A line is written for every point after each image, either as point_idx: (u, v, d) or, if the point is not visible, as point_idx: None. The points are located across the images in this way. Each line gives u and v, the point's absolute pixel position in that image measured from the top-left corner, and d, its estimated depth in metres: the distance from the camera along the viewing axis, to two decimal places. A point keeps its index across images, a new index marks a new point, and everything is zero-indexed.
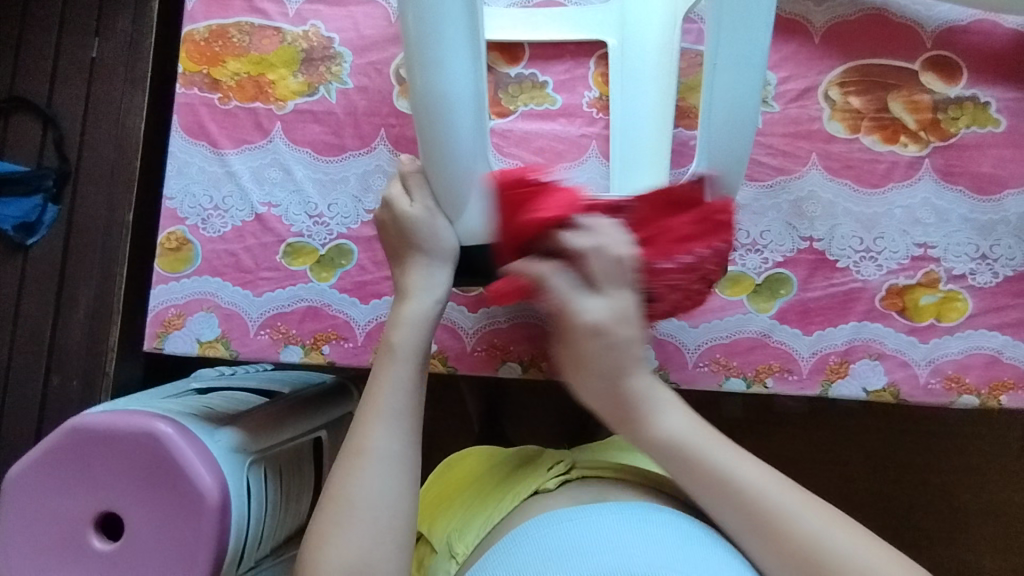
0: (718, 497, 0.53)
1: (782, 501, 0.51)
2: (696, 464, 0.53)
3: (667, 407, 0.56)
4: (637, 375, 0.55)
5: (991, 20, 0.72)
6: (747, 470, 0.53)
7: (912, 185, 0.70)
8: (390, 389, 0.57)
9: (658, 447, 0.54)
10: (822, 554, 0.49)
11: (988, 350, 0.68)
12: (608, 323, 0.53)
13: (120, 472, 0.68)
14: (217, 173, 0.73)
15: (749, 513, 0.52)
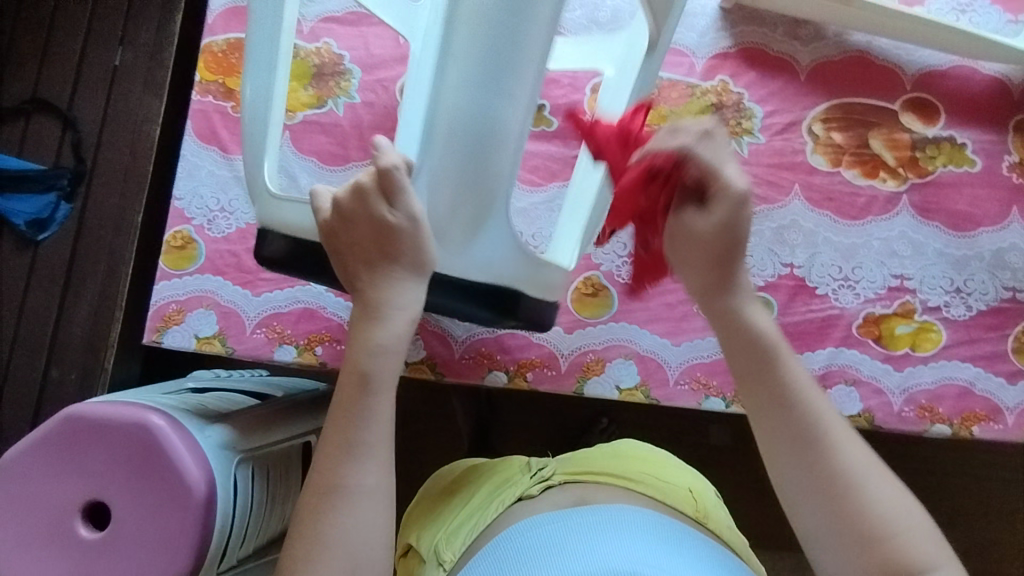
0: (779, 407, 0.48)
1: (838, 433, 0.47)
2: (771, 364, 0.49)
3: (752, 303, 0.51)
4: (743, 271, 0.50)
5: (969, 67, 0.76)
6: (814, 394, 0.48)
7: (891, 219, 0.73)
8: (358, 421, 0.52)
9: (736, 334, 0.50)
10: (857, 494, 0.46)
11: (960, 381, 0.70)
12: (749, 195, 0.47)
13: (111, 462, 0.70)
14: (226, 177, 0.76)
15: (802, 432, 0.47)
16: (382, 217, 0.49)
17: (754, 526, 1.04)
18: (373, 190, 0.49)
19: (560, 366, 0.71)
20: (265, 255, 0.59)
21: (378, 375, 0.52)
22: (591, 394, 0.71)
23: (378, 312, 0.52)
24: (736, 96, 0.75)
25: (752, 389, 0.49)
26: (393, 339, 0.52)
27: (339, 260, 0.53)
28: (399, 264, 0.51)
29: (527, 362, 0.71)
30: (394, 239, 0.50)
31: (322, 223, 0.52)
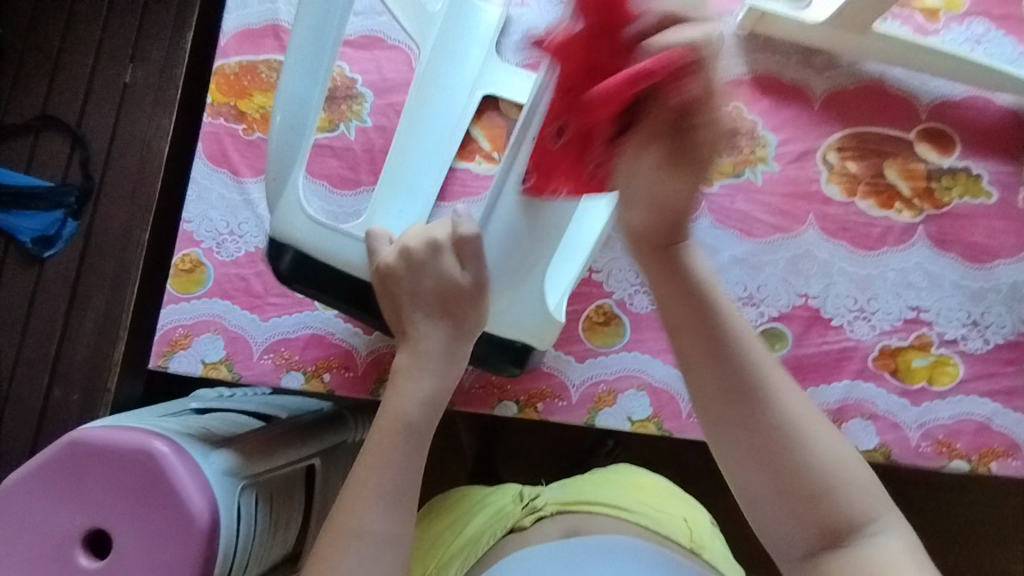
0: (719, 358, 0.47)
1: (776, 385, 0.47)
2: (710, 311, 0.48)
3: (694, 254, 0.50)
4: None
5: (984, 97, 0.75)
6: (754, 344, 0.47)
7: (906, 250, 0.72)
8: (384, 466, 0.52)
9: (678, 288, 0.48)
10: (796, 443, 0.45)
11: (978, 416, 0.69)
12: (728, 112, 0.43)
13: (113, 490, 0.69)
14: (235, 201, 0.76)
15: (741, 383, 0.46)
16: (451, 273, 0.54)
17: (763, 556, 1.03)
18: (447, 248, 0.54)
19: (571, 397, 0.70)
20: (281, 272, 0.62)
21: (414, 425, 0.54)
22: (603, 425, 0.70)
23: (427, 364, 0.54)
24: (750, 123, 0.74)
25: (689, 339, 0.48)
26: (435, 388, 0.54)
27: (392, 306, 0.56)
28: (455, 320, 0.55)
29: (538, 392, 0.70)
30: (459, 296, 0.54)
31: (384, 269, 0.55)
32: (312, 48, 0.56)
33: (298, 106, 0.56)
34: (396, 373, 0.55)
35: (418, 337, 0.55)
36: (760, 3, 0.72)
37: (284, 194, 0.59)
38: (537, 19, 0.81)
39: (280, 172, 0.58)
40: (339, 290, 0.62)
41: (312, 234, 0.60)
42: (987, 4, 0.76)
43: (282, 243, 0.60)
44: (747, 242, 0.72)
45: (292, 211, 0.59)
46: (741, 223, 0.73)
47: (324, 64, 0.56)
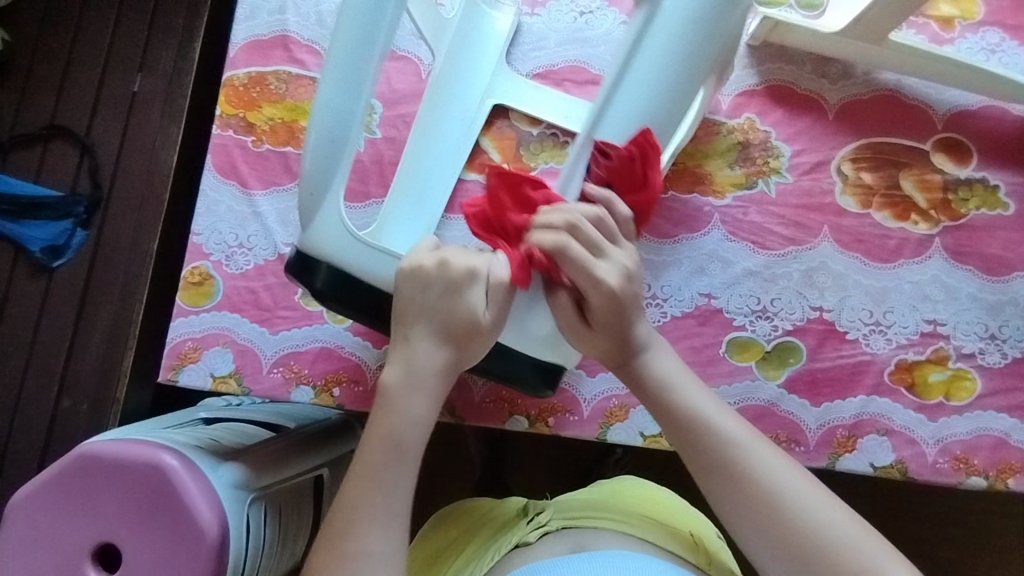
0: (696, 444, 0.54)
1: (755, 455, 0.52)
2: (677, 400, 0.55)
3: (660, 350, 0.58)
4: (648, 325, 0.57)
5: (1001, 107, 0.74)
6: (729, 425, 0.54)
7: (922, 262, 0.71)
8: (379, 490, 0.52)
9: (650, 386, 0.56)
10: (784, 507, 0.50)
11: (996, 432, 0.68)
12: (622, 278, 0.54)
13: (124, 504, 0.69)
14: (244, 213, 0.76)
15: (720, 464, 0.53)
16: (476, 310, 0.54)
17: None
18: (482, 282, 0.54)
19: (583, 411, 0.70)
20: (315, 289, 0.60)
21: (406, 446, 0.54)
22: (614, 440, 0.69)
23: (420, 385, 0.55)
24: (762, 134, 0.73)
25: (669, 424, 0.55)
26: (426, 410, 0.55)
27: (405, 314, 0.55)
28: (457, 350, 0.55)
29: (549, 407, 0.70)
30: (473, 333, 0.54)
31: (416, 278, 0.54)
32: (352, 62, 0.58)
33: (339, 118, 0.58)
34: (387, 386, 0.55)
35: (416, 352, 0.55)
36: (773, 14, 0.71)
37: (320, 208, 0.59)
38: (547, 30, 0.79)
39: (317, 186, 0.59)
40: (370, 310, 0.60)
41: (346, 248, 0.59)
42: (1003, 12, 0.75)
43: (314, 258, 0.59)
44: (761, 255, 0.71)
45: (328, 224, 0.59)
46: (754, 235, 0.72)
47: (364, 78, 0.59)
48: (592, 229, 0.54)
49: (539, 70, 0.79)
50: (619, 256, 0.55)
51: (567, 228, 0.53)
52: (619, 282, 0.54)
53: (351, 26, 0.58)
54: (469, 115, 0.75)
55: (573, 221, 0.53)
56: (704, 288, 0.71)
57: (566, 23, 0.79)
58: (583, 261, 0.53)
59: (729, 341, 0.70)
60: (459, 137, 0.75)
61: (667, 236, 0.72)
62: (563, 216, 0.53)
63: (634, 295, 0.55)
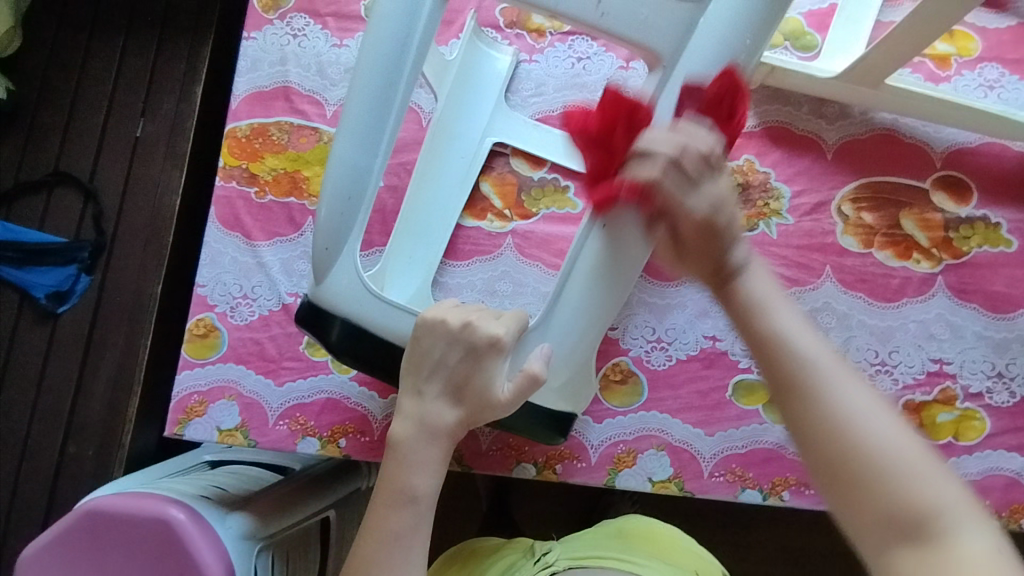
0: (763, 357, 0.43)
1: (836, 377, 0.41)
2: (759, 311, 0.45)
3: (757, 272, 0.47)
4: (740, 246, 0.47)
5: (1000, 144, 0.74)
6: (809, 341, 0.43)
7: (926, 301, 0.71)
8: (392, 544, 0.53)
9: (735, 304, 0.46)
10: (853, 435, 0.39)
11: (1008, 471, 0.67)
12: (715, 213, 0.46)
13: (131, 558, 0.68)
14: (249, 264, 0.76)
15: (789, 379, 0.42)
16: (494, 377, 0.55)
17: None
18: (504, 352, 0.55)
19: (590, 458, 0.69)
20: (330, 342, 0.59)
21: (419, 497, 0.54)
22: (623, 487, 0.69)
23: (430, 441, 0.55)
24: (762, 175, 0.74)
25: (751, 335, 0.44)
26: (437, 464, 0.55)
27: (420, 368, 0.55)
28: (471, 411, 0.55)
29: (557, 455, 0.69)
30: (487, 401, 0.55)
31: (437, 334, 0.54)
32: (369, 119, 0.56)
33: (353, 178, 0.56)
34: (398, 439, 0.55)
35: (428, 407, 0.55)
36: (769, 58, 0.72)
37: (335, 263, 0.58)
38: (546, 75, 0.80)
39: (332, 243, 0.57)
40: (384, 364, 0.59)
41: (360, 303, 0.58)
42: (1000, 49, 0.76)
43: (327, 312, 0.58)
44: None
45: (342, 283, 0.58)
46: None
47: (380, 139, 0.57)
48: (693, 165, 0.47)
49: (541, 114, 0.79)
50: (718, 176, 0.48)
51: (672, 179, 0.47)
52: (709, 211, 0.46)
53: (365, 81, 0.56)
54: (470, 152, 0.77)
55: (675, 151, 0.47)
56: (709, 330, 0.71)
57: (564, 69, 0.80)
58: (673, 195, 0.47)
59: (735, 385, 0.70)
60: (460, 175, 0.76)
61: (670, 279, 0.72)
62: (662, 147, 0.48)
63: (724, 211, 0.47)
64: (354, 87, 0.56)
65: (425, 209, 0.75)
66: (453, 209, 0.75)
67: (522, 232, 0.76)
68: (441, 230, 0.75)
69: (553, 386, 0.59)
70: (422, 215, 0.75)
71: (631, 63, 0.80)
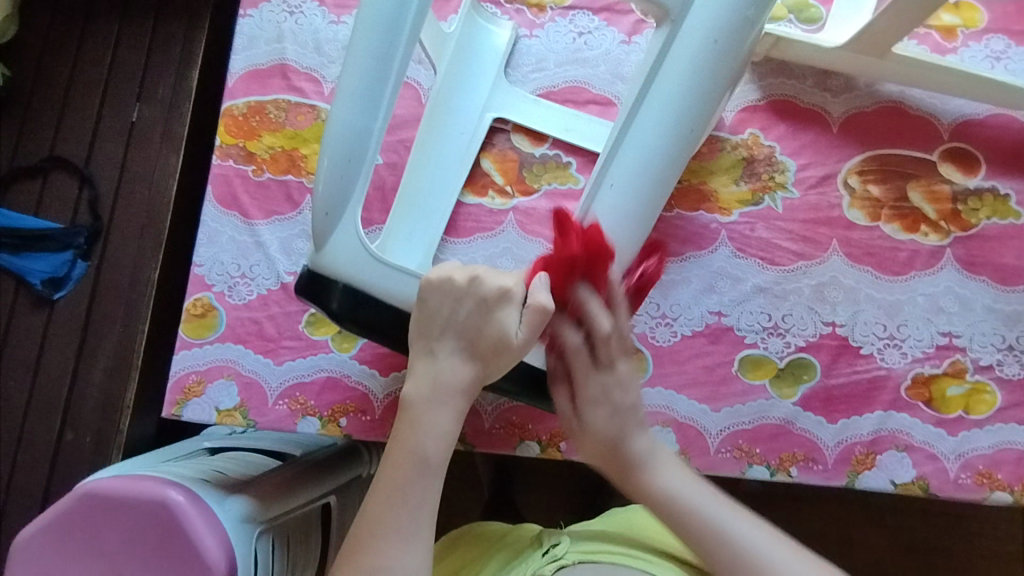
0: (701, 552, 0.56)
1: (759, 549, 0.55)
2: (679, 512, 0.57)
3: (667, 466, 0.60)
4: (642, 439, 0.60)
5: (1007, 115, 0.73)
6: (730, 527, 0.56)
7: (934, 274, 0.70)
8: (404, 508, 0.51)
9: (657, 502, 0.58)
10: None
11: (1019, 445, 0.67)
12: (613, 400, 0.60)
13: (129, 541, 0.66)
14: (246, 243, 0.75)
15: (728, 564, 0.55)
16: (504, 329, 0.53)
17: None
18: (515, 301, 0.53)
19: None
20: (332, 310, 0.58)
21: (429, 458, 0.53)
22: None
23: (444, 399, 0.54)
24: (767, 149, 0.73)
25: (676, 522, 0.57)
26: (449, 427, 0.54)
27: (430, 328, 0.54)
28: (483, 368, 0.54)
29: (560, 432, 0.68)
30: (501, 351, 0.53)
31: (444, 291, 0.53)
32: (371, 84, 0.55)
33: (353, 141, 0.55)
34: (411, 399, 0.54)
35: (440, 367, 0.54)
36: (774, 29, 0.71)
37: (335, 230, 0.57)
38: (546, 50, 0.79)
39: (332, 207, 0.56)
40: (389, 330, 0.58)
41: (361, 268, 0.57)
42: (1006, 20, 0.75)
43: (328, 279, 0.57)
44: (770, 271, 0.71)
45: (342, 248, 0.57)
46: (763, 251, 0.71)
47: (381, 102, 0.56)
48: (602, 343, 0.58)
49: (542, 90, 0.78)
50: (623, 390, 0.60)
51: (598, 397, 0.60)
52: (614, 389, 0.60)
53: (364, 43, 0.55)
54: (469, 128, 0.75)
55: (598, 325, 0.57)
56: (714, 306, 0.70)
57: (566, 44, 0.79)
58: (583, 353, 0.59)
59: (741, 360, 0.69)
60: (460, 150, 0.75)
61: (674, 255, 0.71)
62: (595, 318, 0.57)
63: (625, 410, 0.60)
64: (354, 50, 0.55)
65: (426, 183, 0.74)
66: (454, 184, 0.74)
67: (524, 208, 0.75)
68: (443, 205, 0.73)
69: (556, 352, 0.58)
70: (422, 191, 0.73)
71: (632, 38, 0.79)
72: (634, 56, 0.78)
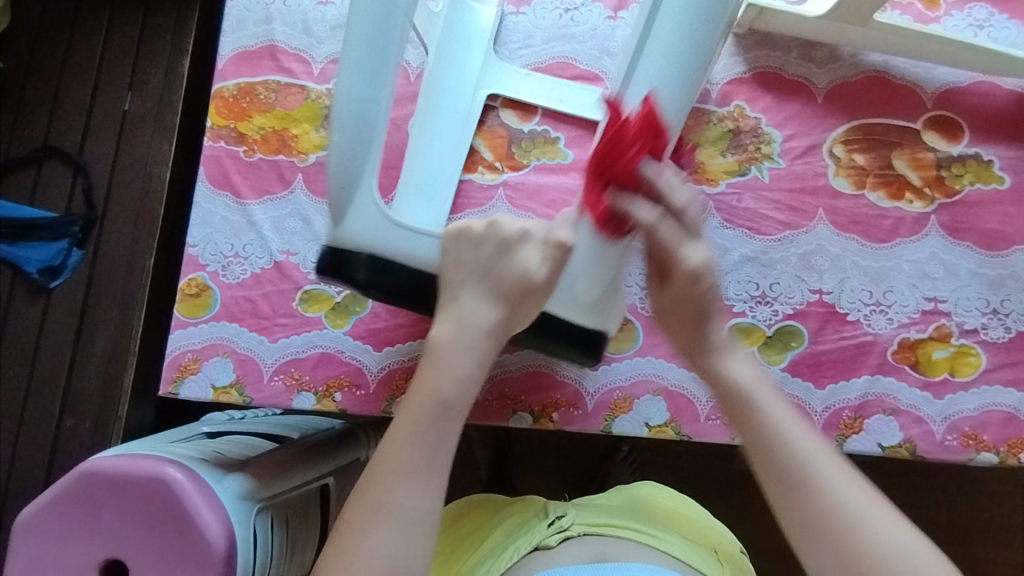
0: (758, 452, 0.49)
1: (827, 470, 0.47)
2: (747, 405, 0.51)
3: (743, 360, 0.54)
4: (719, 328, 0.55)
5: (991, 83, 0.74)
6: (801, 439, 0.49)
7: (919, 241, 0.71)
8: (417, 441, 0.49)
9: (722, 388, 0.53)
10: (853, 532, 0.45)
11: (1005, 407, 0.68)
12: (702, 273, 0.54)
13: (128, 518, 0.65)
14: (239, 223, 0.75)
15: (786, 476, 0.48)
16: (529, 267, 0.54)
17: (784, 554, 1.02)
18: (534, 241, 0.55)
19: (587, 405, 0.69)
20: (356, 281, 0.60)
21: (450, 401, 0.51)
22: (620, 432, 0.69)
23: (470, 343, 0.53)
24: (753, 120, 0.73)
25: (739, 414, 0.51)
26: (471, 370, 0.52)
27: (454, 276, 0.55)
28: (510, 309, 0.54)
29: (551, 402, 0.69)
30: (528, 288, 0.54)
31: (465, 240, 0.55)
32: (373, 54, 0.58)
33: (364, 111, 0.58)
34: (434, 342, 0.53)
35: (466, 309, 0.54)
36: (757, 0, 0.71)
37: (353, 203, 0.59)
38: (533, 27, 0.79)
39: (347, 180, 0.58)
40: (414, 293, 0.60)
41: (381, 236, 0.59)
42: None
43: (349, 252, 0.59)
44: (757, 241, 0.71)
45: (362, 220, 0.59)
46: (750, 221, 0.72)
47: (384, 69, 0.58)
48: (689, 221, 0.54)
49: (531, 65, 0.79)
50: (712, 274, 0.54)
51: (686, 274, 0.54)
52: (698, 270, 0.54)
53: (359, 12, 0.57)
54: (463, 106, 0.75)
55: (676, 206, 0.54)
56: None
57: (552, 21, 0.79)
58: (669, 238, 0.54)
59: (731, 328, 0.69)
60: (457, 128, 0.75)
61: None
62: (672, 197, 0.54)
63: (711, 289, 0.54)
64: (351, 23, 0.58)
65: (427, 158, 0.73)
66: (455, 161, 0.74)
67: (513, 183, 0.75)
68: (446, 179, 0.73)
69: (584, 302, 0.60)
70: (423, 167, 0.73)
71: (618, 13, 0.79)
72: (620, 31, 0.79)
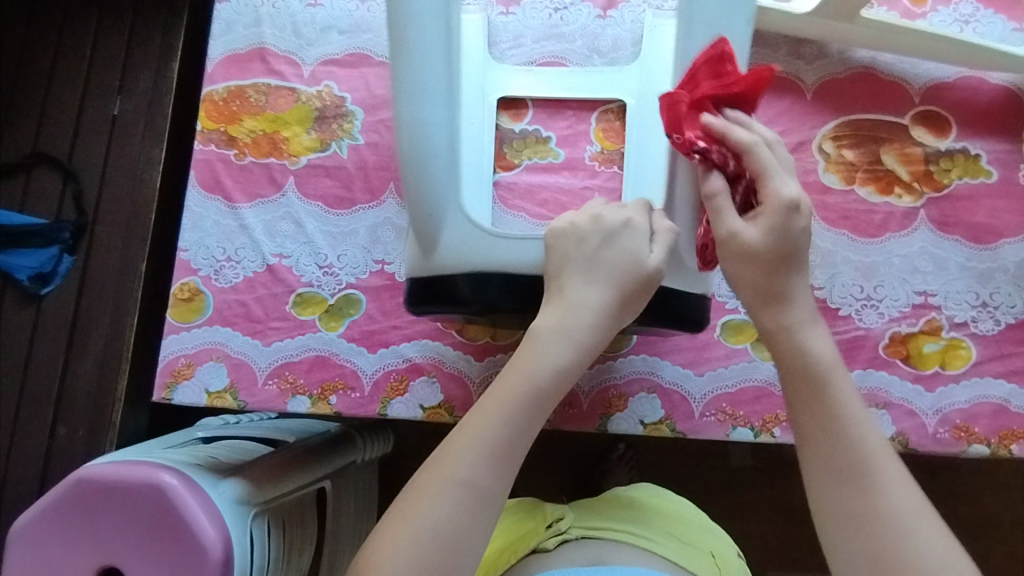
0: (821, 430, 0.49)
1: (881, 469, 0.47)
2: (821, 382, 0.50)
3: (821, 334, 0.52)
4: (801, 289, 0.52)
5: (977, 77, 0.75)
6: (865, 432, 0.48)
7: (909, 235, 0.71)
8: (491, 421, 0.49)
9: (795, 357, 0.50)
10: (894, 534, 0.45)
11: (995, 399, 0.68)
12: (800, 209, 0.50)
13: (123, 525, 0.64)
14: (231, 226, 0.75)
15: (845, 465, 0.48)
16: (642, 254, 0.54)
17: (781, 549, 1.02)
18: (641, 230, 0.55)
19: (582, 404, 0.69)
20: (461, 300, 0.60)
21: (543, 389, 0.50)
22: (615, 430, 0.69)
23: (576, 333, 0.52)
24: None
25: (807, 390, 0.50)
26: (573, 357, 0.52)
27: (562, 270, 0.54)
28: (623, 297, 0.53)
29: None
30: (641, 274, 0.53)
31: (570, 235, 0.55)
32: (427, 76, 0.60)
33: (438, 133, 0.59)
34: (539, 330, 0.53)
35: (578, 301, 0.53)
36: None
37: (443, 226, 0.60)
38: (523, 27, 0.79)
39: (436, 207, 0.59)
40: (517, 297, 0.60)
41: (478, 249, 0.60)
42: None
43: (447, 276, 0.60)
44: None
45: (456, 241, 0.60)
46: None
47: (442, 87, 0.60)
48: (784, 158, 0.52)
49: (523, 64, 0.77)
50: (804, 212, 0.51)
51: (782, 205, 0.50)
52: (793, 219, 0.50)
53: (404, 42, 0.60)
54: (477, 115, 0.68)
55: (769, 139, 0.52)
56: None
57: (542, 21, 0.80)
58: (768, 164, 0.50)
59: (724, 324, 0.70)
60: (477, 138, 0.68)
61: None
62: (762, 133, 0.52)
63: (805, 238, 0.51)
64: (398, 54, 0.60)
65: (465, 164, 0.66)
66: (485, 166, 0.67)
67: (506, 183, 0.68)
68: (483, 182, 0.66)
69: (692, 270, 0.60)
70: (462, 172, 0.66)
71: (607, 12, 0.80)
72: (609, 29, 0.79)
